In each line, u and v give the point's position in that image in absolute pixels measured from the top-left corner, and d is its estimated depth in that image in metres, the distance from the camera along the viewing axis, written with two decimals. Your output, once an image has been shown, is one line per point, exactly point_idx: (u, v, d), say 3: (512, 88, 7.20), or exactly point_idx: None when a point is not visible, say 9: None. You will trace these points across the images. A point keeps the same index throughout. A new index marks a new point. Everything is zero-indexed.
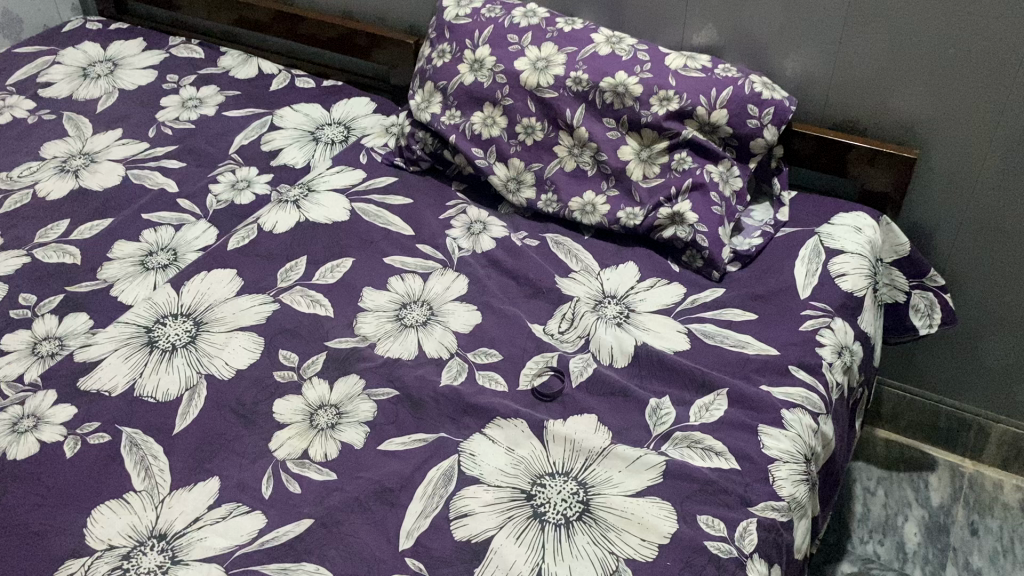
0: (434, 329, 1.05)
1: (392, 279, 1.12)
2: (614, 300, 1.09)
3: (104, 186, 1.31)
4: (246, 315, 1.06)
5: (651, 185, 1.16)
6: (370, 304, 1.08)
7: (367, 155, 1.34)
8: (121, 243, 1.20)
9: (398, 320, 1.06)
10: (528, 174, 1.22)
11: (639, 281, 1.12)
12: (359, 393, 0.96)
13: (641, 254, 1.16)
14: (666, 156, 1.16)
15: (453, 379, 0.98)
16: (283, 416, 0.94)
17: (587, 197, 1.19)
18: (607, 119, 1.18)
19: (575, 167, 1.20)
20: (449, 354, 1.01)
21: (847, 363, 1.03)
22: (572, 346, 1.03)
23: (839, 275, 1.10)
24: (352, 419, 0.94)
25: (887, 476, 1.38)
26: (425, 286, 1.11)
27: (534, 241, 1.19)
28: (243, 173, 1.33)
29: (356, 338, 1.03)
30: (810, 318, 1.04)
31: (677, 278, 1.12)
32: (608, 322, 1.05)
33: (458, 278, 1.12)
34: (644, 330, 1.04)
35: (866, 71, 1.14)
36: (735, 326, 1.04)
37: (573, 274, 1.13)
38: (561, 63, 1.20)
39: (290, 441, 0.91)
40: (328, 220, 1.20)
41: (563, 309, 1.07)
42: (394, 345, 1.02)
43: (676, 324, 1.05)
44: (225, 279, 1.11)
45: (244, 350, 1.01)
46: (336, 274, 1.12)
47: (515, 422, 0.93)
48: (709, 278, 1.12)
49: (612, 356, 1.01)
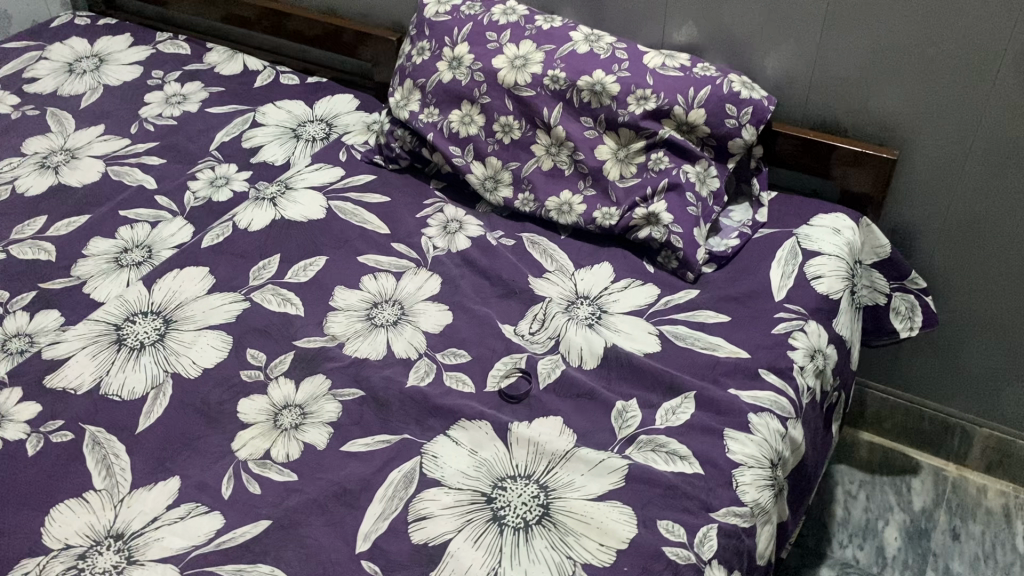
0: (404, 329, 1.04)
1: (365, 278, 1.12)
2: (586, 301, 1.08)
3: (83, 182, 1.31)
4: (216, 314, 1.06)
5: (627, 185, 1.15)
6: (340, 303, 1.08)
7: (347, 153, 1.34)
8: (96, 240, 1.20)
9: (368, 320, 1.05)
10: (505, 173, 1.21)
11: (613, 281, 1.11)
12: (324, 393, 0.96)
13: (616, 255, 1.15)
14: (643, 156, 1.15)
15: (420, 380, 0.97)
16: (247, 416, 0.94)
17: (563, 197, 1.18)
18: (584, 118, 1.17)
19: (552, 166, 1.19)
20: (417, 354, 1.01)
21: (819, 367, 1.01)
22: (541, 347, 1.02)
23: (815, 277, 1.08)
24: (316, 420, 0.93)
25: (869, 480, 1.36)
26: (397, 285, 1.11)
27: (510, 240, 1.18)
28: (223, 170, 1.33)
29: (325, 338, 1.03)
30: (783, 321, 1.03)
31: (651, 279, 1.11)
32: (579, 323, 1.04)
33: (431, 277, 1.12)
34: (615, 332, 1.03)
35: (846, 72, 1.13)
36: (707, 329, 1.03)
37: (547, 274, 1.12)
38: (539, 61, 1.19)
39: (253, 441, 0.91)
40: (303, 219, 1.20)
41: (534, 310, 1.06)
42: (363, 345, 1.02)
43: (648, 326, 1.04)
44: (197, 277, 1.11)
45: (212, 349, 1.01)
46: (309, 273, 1.12)
47: (479, 423, 0.92)
48: (683, 279, 1.11)
49: (582, 358, 1.00)
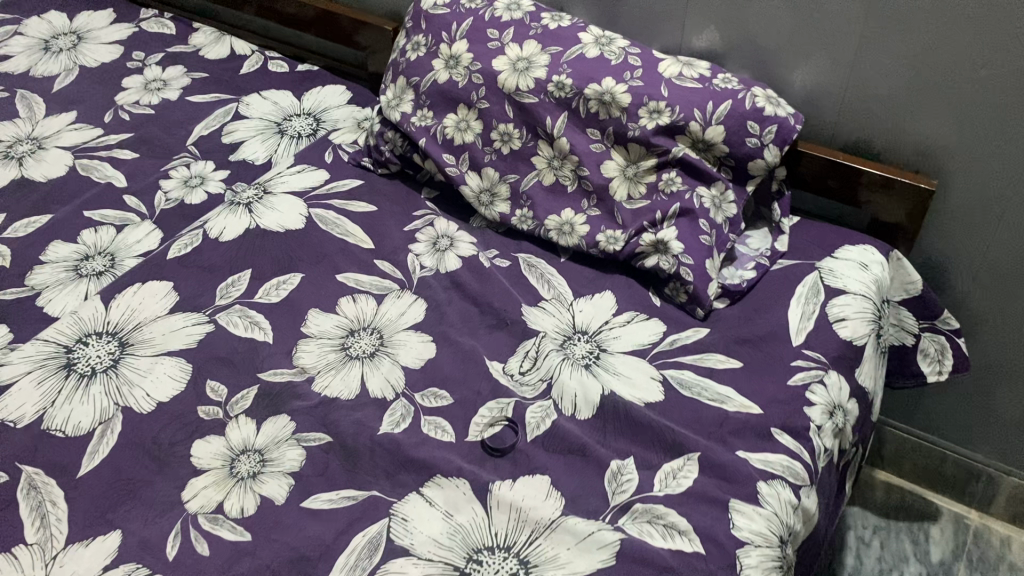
0: (381, 362, 0.95)
1: (342, 300, 1.02)
2: (584, 337, 0.97)
3: (49, 177, 1.22)
4: (177, 338, 0.96)
5: (635, 207, 1.04)
6: (313, 330, 0.98)
7: (333, 153, 1.23)
8: (56, 244, 1.10)
9: (342, 351, 0.96)
10: (503, 186, 1.11)
11: (615, 315, 1.00)
12: (288, 437, 0.87)
13: (620, 283, 1.05)
14: (654, 175, 1.05)
15: (393, 427, 0.88)
16: (201, 461, 0.85)
17: (564, 216, 1.07)
18: (591, 130, 1.06)
19: (553, 181, 1.09)
20: (394, 394, 0.91)
21: (838, 425, 0.91)
22: (532, 391, 0.91)
23: (837, 320, 0.98)
24: (277, 469, 0.84)
25: (884, 525, 1.27)
26: (378, 310, 1.01)
27: (504, 261, 1.08)
28: (199, 168, 1.22)
29: (293, 371, 0.93)
30: (800, 371, 0.93)
31: (657, 313, 1.01)
32: (575, 364, 0.94)
33: (416, 302, 1.02)
34: (614, 376, 0.93)
35: (883, 90, 1.01)
36: (716, 376, 0.93)
37: (543, 302, 1.02)
38: (544, 64, 1.08)
39: (205, 492, 0.82)
40: (280, 229, 1.10)
41: (526, 346, 0.96)
42: (334, 381, 0.93)
43: (651, 370, 0.94)
44: (160, 293, 1.01)
45: (169, 380, 0.92)
46: (282, 292, 1.02)
47: (456, 481, 0.83)
48: (692, 315, 1.00)
49: (576, 406, 0.90)
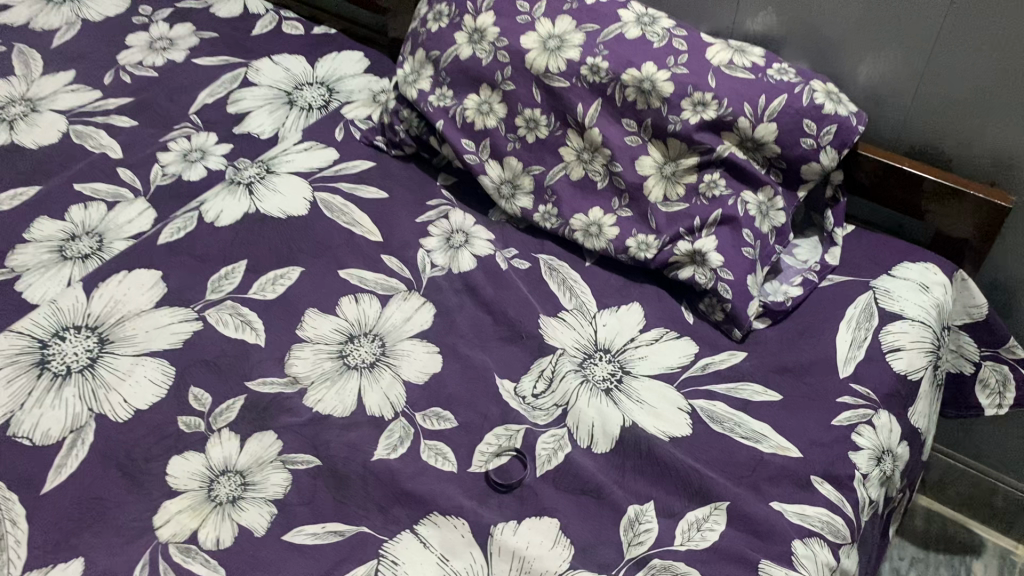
0: (381, 375, 0.86)
1: (343, 300, 0.93)
2: (606, 356, 0.88)
3: (40, 143, 1.13)
4: (161, 338, 0.88)
5: (671, 210, 0.94)
6: (310, 334, 0.90)
7: (344, 130, 1.13)
8: (41, 221, 1.02)
9: (339, 360, 0.87)
10: (526, 177, 1.00)
11: (643, 331, 0.91)
12: (272, 459, 0.79)
13: (649, 294, 0.95)
14: (694, 175, 0.94)
15: (389, 452, 0.79)
16: (176, 481, 0.77)
17: (592, 216, 0.97)
18: (627, 121, 0.95)
19: (582, 175, 0.98)
20: (393, 413, 0.83)
21: (886, 473, 0.81)
22: (545, 419, 0.82)
23: (891, 351, 0.87)
24: (259, 496, 0.76)
25: (923, 557, 1.18)
26: (382, 313, 0.92)
27: (524, 262, 0.98)
28: (200, 141, 1.13)
29: (284, 382, 0.85)
30: (847, 409, 0.83)
31: (689, 331, 0.91)
32: (594, 389, 0.85)
33: (424, 306, 0.92)
34: (637, 404, 0.84)
35: (960, 94, 0.89)
36: (752, 409, 0.83)
37: (563, 313, 0.92)
38: (578, 44, 0.96)
39: (178, 518, 0.75)
40: (281, 215, 1.01)
41: (542, 363, 0.87)
42: (328, 394, 0.84)
43: (678, 399, 0.84)
44: (147, 283, 0.93)
45: (150, 385, 0.84)
46: (278, 288, 0.94)
47: (454, 521, 0.74)
48: (727, 336, 0.90)
49: (593, 438, 0.81)
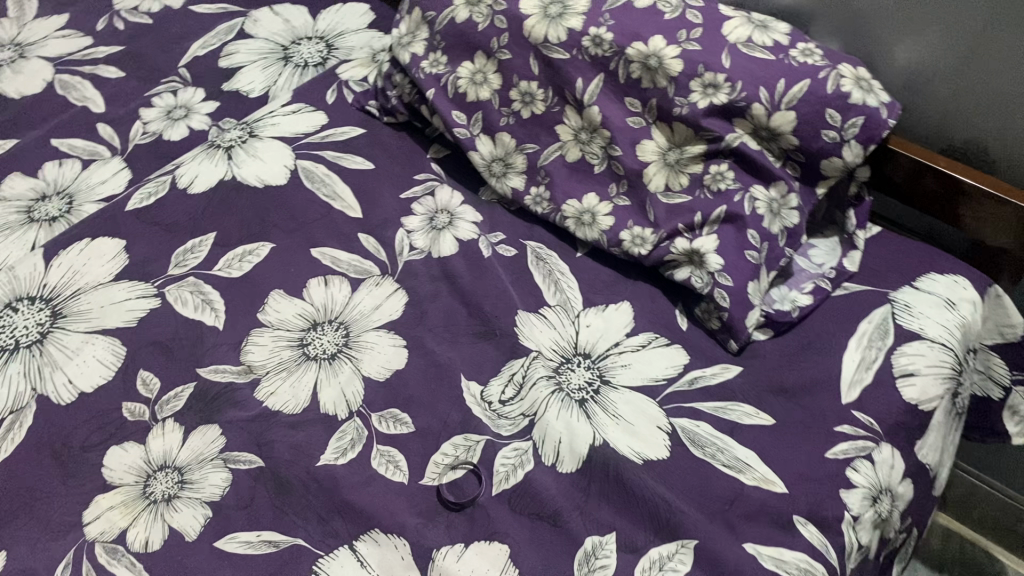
0: (340, 369, 0.80)
1: (311, 282, 0.86)
2: (585, 362, 0.80)
3: (23, 93, 1.09)
4: (116, 315, 0.83)
5: (672, 202, 0.85)
6: (271, 318, 0.84)
7: (337, 92, 1.05)
8: (14, 178, 0.98)
9: (299, 349, 0.81)
10: (519, 156, 0.93)
11: (630, 335, 0.83)
12: (213, 456, 0.74)
13: (642, 293, 0.86)
14: (700, 165, 0.84)
15: (336, 458, 0.74)
16: (111, 474, 0.73)
17: (586, 203, 0.89)
18: (630, 99, 0.86)
19: (578, 157, 0.90)
20: (347, 413, 0.77)
21: (882, 515, 0.73)
22: (509, 430, 0.76)
23: (904, 377, 0.78)
24: (195, 497, 0.72)
25: None
26: (350, 300, 0.85)
27: (510, 248, 0.90)
28: (186, 97, 1.07)
29: (237, 370, 0.80)
30: (845, 440, 0.75)
31: (681, 339, 0.83)
32: (567, 400, 0.77)
33: (395, 293, 0.86)
34: (612, 419, 0.76)
35: (1007, 91, 0.77)
36: (739, 433, 0.75)
37: (544, 309, 0.84)
38: (582, 12, 0.86)
39: (108, 515, 0.71)
40: (258, 184, 0.94)
41: (513, 366, 0.80)
42: (282, 387, 0.79)
43: (659, 416, 0.77)
44: (108, 254, 0.88)
45: (98, 366, 0.80)
46: (244, 266, 0.88)
47: (395, 541, 0.69)
48: (721, 346, 0.82)
49: (558, 456, 0.74)
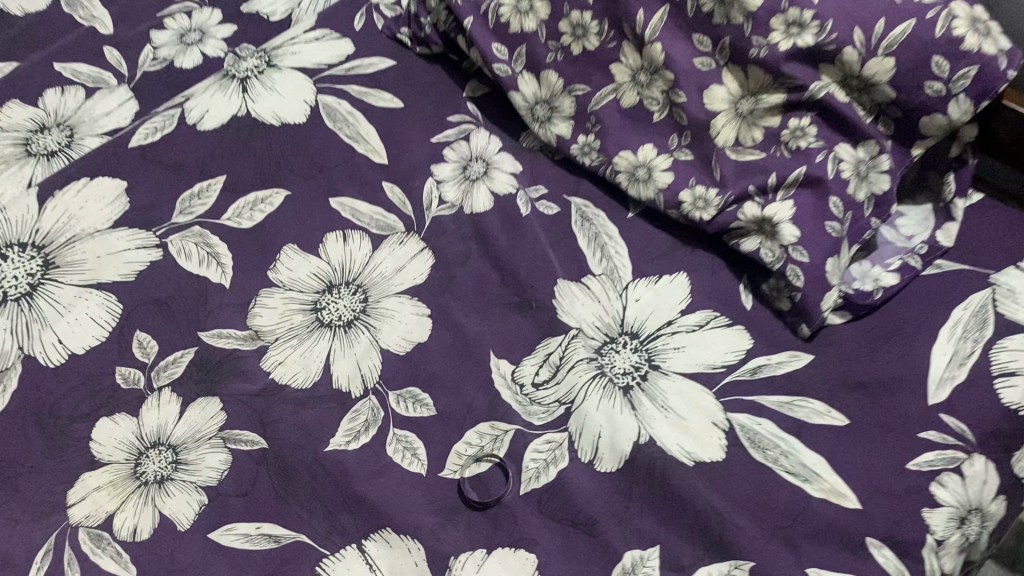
0: (357, 338, 0.71)
1: (328, 237, 0.77)
2: (632, 343, 0.71)
3: (27, 10, 0.99)
4: (113, 267, 0.75)
5: (743, 161, 0.73)
6: (283, 277, 0.75)
7: (365, 18, 0.93)
8: (12, 106, 0.89)
9: (311, 314, 0.72)
10: (567, 99, 0.80)
11: (686, 313, 0.72)
12: (212, 435, 0.67)
13: (701, 263, 0.76)
14: (777, 118, 0.71)
15: (347, 442, 0.66)
16: (100, 449, 0.66)
17: (642, 155, 0.77)
18: (698, 36, 0.72)
19: (635, 103, 0.77)
20: (362, 390, 0.69)
21: (969, 540, 0.62)
22: (541, 420, 0.67)
23: (1002, 376, 0.66)
24: (189, 480, 0.65)
25: None
26: (370, 259, 0.76)
27: (552, 205, 0.80)
28: (202, 19, 0.97)
29: (243, 336, 0.72)
30: (931, 450, 0.64)
31: (743, 319, 0.72)
32: (609, 387, 0.68)
33: (422, 253, 0.76)
34: (661, 412, 0.67)
35: None
36: (806, 435, 0.66)
37: (589, 278, 0.74)
38: None
39: (95, 496, 0.64)
40: (273, 120, 0.84)
41: (550, 344, 0.71)
42: (291, 356, 0.70)
43: (715, 411, 0.67)
44: (108, 196, 0.79)
45: (90, 325, 0.72)
46: (256, 216, 0.78)
47: (408, 543, 0.62)
48: (791, 329, 0.71)
49: (598, 453, 0.66)
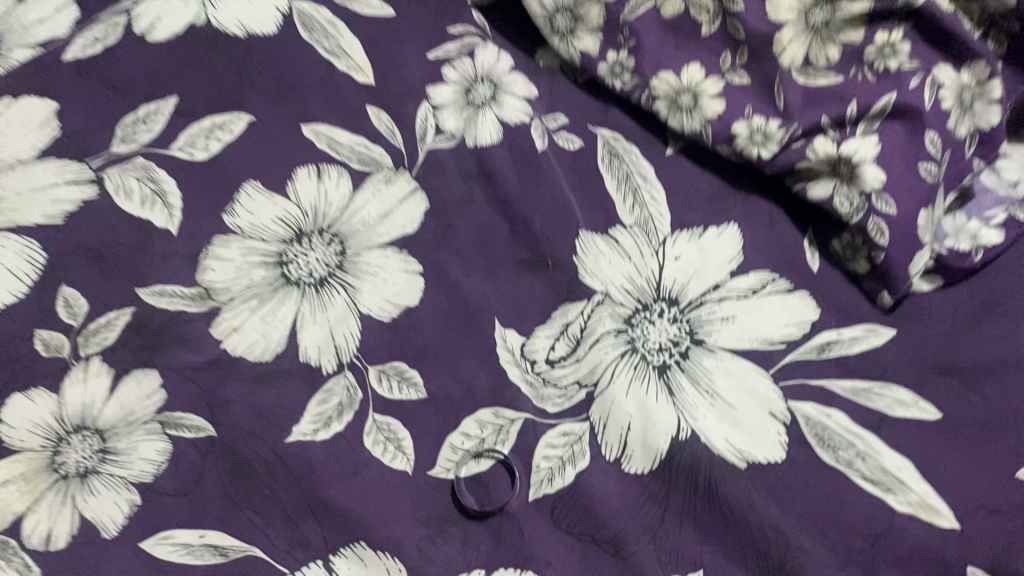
0: (333, 300, 0.58)
1: (298, 172, 0.62)
2: (670, 311, 0.57)
3: None
4: (38, 207, 0.60)
5: (815, 86, 0.58)
6: (241, 223, 0.60)
7: None
8: None
9: (276, 269, 0.59)
10: (594, 6, 0.64)
11: (737, 274, 0.58)
12: (149, 418, 0.54)
13: (756, 212, 0.61)
14: (860, 33, 0.57)
15: (315, 431, 0.54)
16: (9, 434, 0.53)
17: (686, 78, 0.62)
18: None
19: (681, 13, 0.62)
20: (336, 366, 0.57)
21: None
22: (557, 408, 0.55)
23: None
24: (118, 475, 0.53)
25: None
26: (350, 201, 0.61)
27: (574, 138, 0.65)
28: None
29: (190, 296, 0.58)
30: None
31: (809, 285, 0.58)
32: (640, 367, 0.56)
33: (413, 195, 0.62)
34: (706, 399, 0.54)
35: None
36: (888, 431, 0.52)
37: (618, 229, 0.60)
38: None
39: (2, 492, 0.52)
40: (240, 33, 0.65)
41: (569, 312, 0.58)
42: (249, 322, 0.57)
43: (772, 398, 0.54)
44: (34, 118, 0.62)
45: (7, 279, 0.57)
46: (211, 146, 0.63)
47: (388, 563, 0.51)
48: (867, 297, 0.57)
49: (625, 449, 0.53)
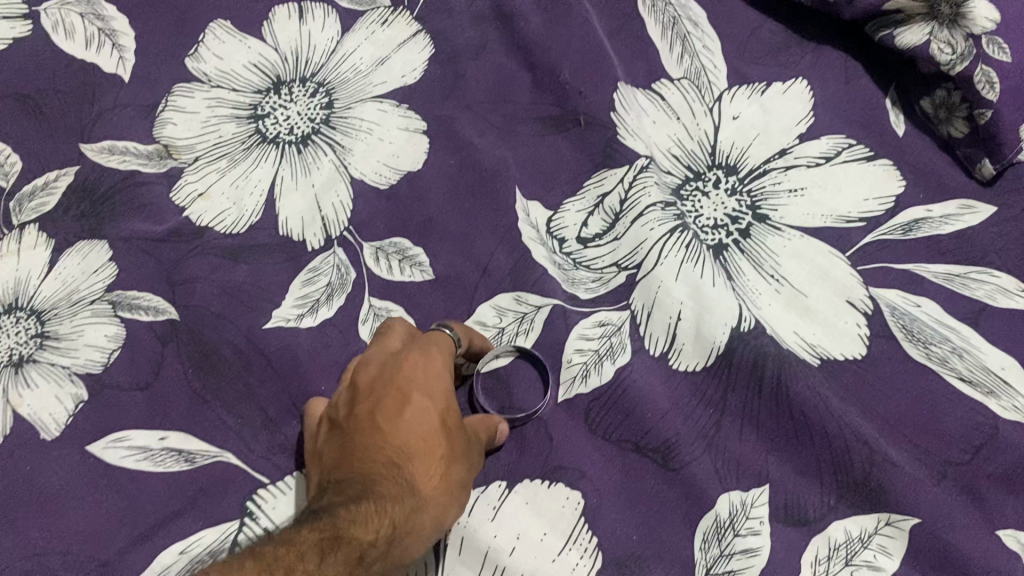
0: (319, 160, 0.48)
1: (278, 12, 0.52)
2: (726, 179, 0.48)
3: None
4: None
5: None
6: (210, 69, 0.50)
7: None
8: None
9: (250, 123, 0.49)
10: None
11: (806, 137, 0.49)
12: (96, 298, 0.45)
13: (828, 66, 0.51)
14: None
15: (301, 317, 0.45)
16: None
17: None
18: None
19: None
20: (323, 239, 0.47)
21: None
22: (590, 292, 0.46)
23: None
24: (60, 364, 0.43)
25: None
26: (340, 45, 0.51)
27: None
28: None
29: (146, 154, 0.48)
30: None
31: (893, 151, 0.48)
32: (693, 247, 0.46)
33: (415, 39, 0.51)
34: (770, 284, 0.45)
35: None
36: (989, 324, 0.43)
37: (662, 83, 0.50)
38: None
39: None
40: None
41: (606, 180, 0.48)
42: (219, 185, 0.48)
43: (851, 283, 0.45)
44: None
45: None
46: None
47: None
48: (962, 167, 0.47)
49: (673, 343, 0.45)
